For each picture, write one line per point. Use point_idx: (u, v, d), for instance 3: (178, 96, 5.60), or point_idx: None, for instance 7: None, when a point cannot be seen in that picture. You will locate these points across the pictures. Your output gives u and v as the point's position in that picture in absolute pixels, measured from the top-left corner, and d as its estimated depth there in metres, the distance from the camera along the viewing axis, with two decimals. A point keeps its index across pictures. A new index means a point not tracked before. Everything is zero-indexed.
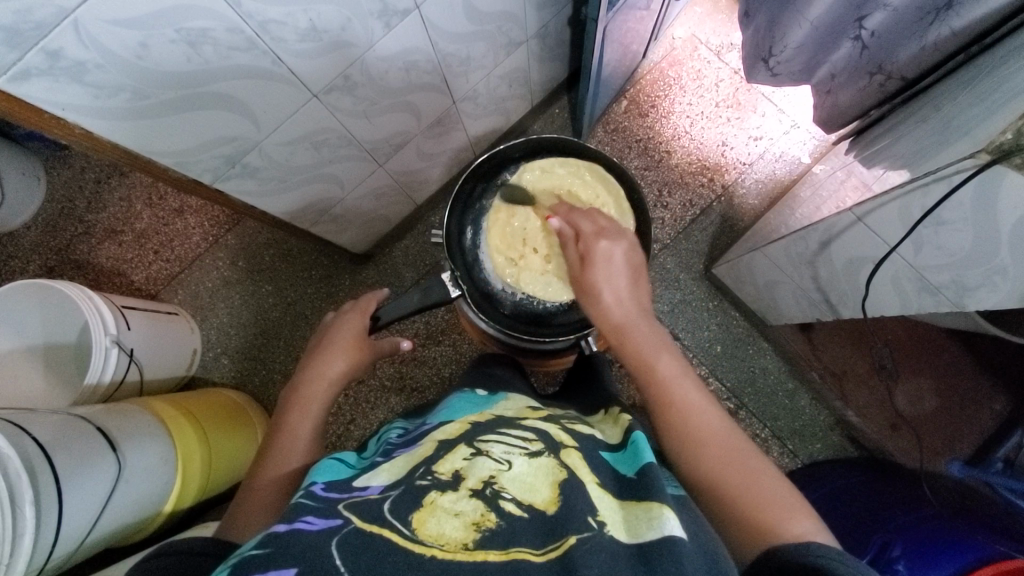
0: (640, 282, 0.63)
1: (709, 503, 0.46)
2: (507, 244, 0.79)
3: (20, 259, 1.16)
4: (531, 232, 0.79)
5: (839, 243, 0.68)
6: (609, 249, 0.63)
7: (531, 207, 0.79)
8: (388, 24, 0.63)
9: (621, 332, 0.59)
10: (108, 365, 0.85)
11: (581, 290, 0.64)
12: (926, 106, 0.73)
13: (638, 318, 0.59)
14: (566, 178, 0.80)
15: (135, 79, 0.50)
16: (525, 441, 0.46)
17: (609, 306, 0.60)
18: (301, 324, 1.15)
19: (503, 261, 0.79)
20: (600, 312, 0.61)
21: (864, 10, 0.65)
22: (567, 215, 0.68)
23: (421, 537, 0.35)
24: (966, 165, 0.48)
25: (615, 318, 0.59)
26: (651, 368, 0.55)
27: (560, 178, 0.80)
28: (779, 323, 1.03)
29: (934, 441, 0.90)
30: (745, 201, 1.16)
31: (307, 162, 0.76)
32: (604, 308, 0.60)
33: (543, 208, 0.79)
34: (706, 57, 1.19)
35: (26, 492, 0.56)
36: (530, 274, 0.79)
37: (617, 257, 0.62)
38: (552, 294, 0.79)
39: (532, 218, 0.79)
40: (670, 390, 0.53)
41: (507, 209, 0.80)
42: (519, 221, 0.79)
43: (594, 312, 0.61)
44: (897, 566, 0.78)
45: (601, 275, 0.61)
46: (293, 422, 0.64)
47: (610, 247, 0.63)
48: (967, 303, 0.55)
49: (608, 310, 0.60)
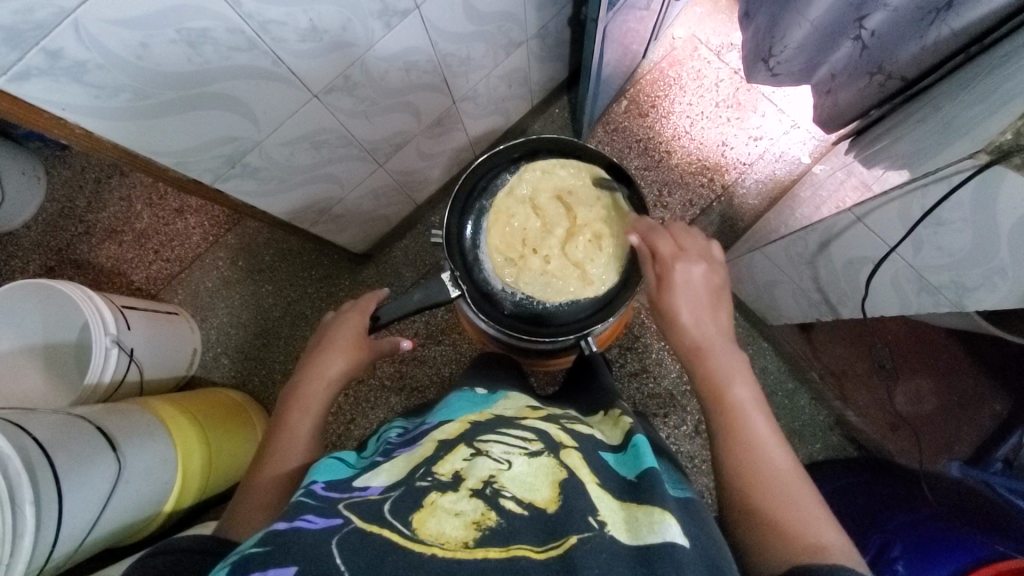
0: (719, 304, 0.62)
1: (749, 523, 0.45)
2: (507, 244, 0.79)
3: (20, 259, 1.16)
4: (530, 233, 0.79)
5: (839, 243, 0.68)
6: (688, 271, 0.62)
7: (531, 207, 0.79)
8: (389, 24, 0.63)
9: (697, 353, 0.58)
10: (109, 365, 0.85)
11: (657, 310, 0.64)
12: (927, 106, 0.73)
13: (719, 340, 0.58)
14: (568, 180, 0.80)
15: (136, 79, 0.50)
16: (525, 442, 0.46)
17: (686, 328, 0.60)
18: (301, 324, 1.15)
19: (502, 261, 0.79)
20: (677, 332, 0.60)
21: (864, 10, 0.65)
22: (646, 233, 0.68)
23: (421, 537, 0.35)
24: (966, 165, 0.48)
25: (693, 338, 0.59)
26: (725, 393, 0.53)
27: (562, 180, 0.80)
28: (779, 323, 1.03)
29: (934, 440, 0.92)
30: (745, 201, 1.16)
31: (307, 162, 0.76)
32: (682, 328, 0.60)
33: (544, 208, 0.79)
34: (706, 57, 1.19)
35: (25, 491, 0.56)
36: (529, 274, 0.78)
37: (697, 278, 0.62)
38: (551, 294, 0.78)
39: (532, 219, 0.79)
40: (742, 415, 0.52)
41: (507, 208, 0.79)
42: (518, 221, 0.79)
43: (671, 332, 0.61)
44: (897, 565, 0.77)
45: (681, 298, 0.61)
46: (293, 422, 0.64)
47: (687, 268, 0.62)
48: (968, 303, 0.55)
49: (685, 330, 0.59)
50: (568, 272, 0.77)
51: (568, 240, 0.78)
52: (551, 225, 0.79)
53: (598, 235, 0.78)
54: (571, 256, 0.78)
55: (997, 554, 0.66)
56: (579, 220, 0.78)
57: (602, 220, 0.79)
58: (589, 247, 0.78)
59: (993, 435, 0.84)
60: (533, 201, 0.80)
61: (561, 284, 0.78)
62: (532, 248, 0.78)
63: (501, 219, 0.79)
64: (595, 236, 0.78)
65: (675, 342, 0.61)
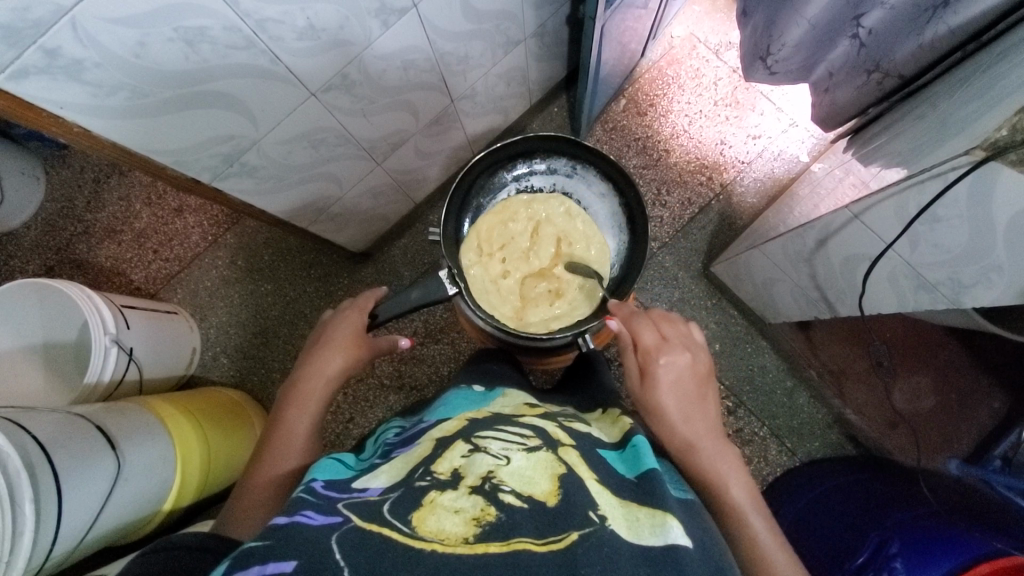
0: (704, 394, 0.63)
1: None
2: (490, 237, 0.81)
3: (20, 259, 1.16)
4: (513, 250, 0.81)
5: (837, 240, 0.68)
6: (671, 363, 0.63)
7: (533, 225, 0.82)
8: (387, 22, 0.64)
9: (691, 455, 0.58)
10: (108, 364, 0.85)
11: (642, 405, 0.63)
12: (925, 103, 0.73)
13: (708, 436, 0.59)
14: (579, 232, 0.82)
15: (133, 79, 0.50)
16: (524, 438, 0.46)
17: (677, 426, 0.59)
18: (301, 323, 1.16)
19: (473, 245, 0.81)
20: (666, 432, 0.60)
21: (862, 8, 0.65)
22: (628, 319, 0.67)
23: (421, 534, 0.35)
24: (961, 162, 0.49)
25: (684, 437, 0.59)
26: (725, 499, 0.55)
27: (573, 229, 0.82)
28: (778, 321, 1.03)
29: (932, 438, 0.91)
30: (743, 199, 1.16)
31: (306, 161, 0.76)
32: (671, 428, 0.60)
33: (542, 237, 0.82)
34: (705, 56, 1.20)
35: (25, 490, 0.56)
36: (480, 270, 0.80)
37: (681, 369, 0.63)
38: (480, 299, 0.78)
39: (524, 235, 0.82)
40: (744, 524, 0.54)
41: (514, 211, 0.82)
42: (514, 228, 0.82)
43: (659, 431, 0.61)
44: (895, 563, 0.78)
45: (666, 394, 0.61)
46: (292, 421, 0.64)
47: (671, 360, 0.63)
48: (965, 299, 0.55)
49: (676, 430, 0.59)
50: (511, 305, 0.79)
51: (534, 278, 0.80)
52: (534, 254, 0.81)
53: (561, 294, 0.80)
54: (527, 294, 0.80)
55: (995, 551, 0.67)
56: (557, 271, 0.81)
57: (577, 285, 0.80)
58: (546, 296, 0.80)
59: (990, 435, 0.81)
60: (537, 226, 0.82)
61: (500, 307, 0.79)
62: (503, 266, 0.80)
63: (501, 215, 0.82)
64: (558, 290, 0.80)
65: (662, 442, 0.60)
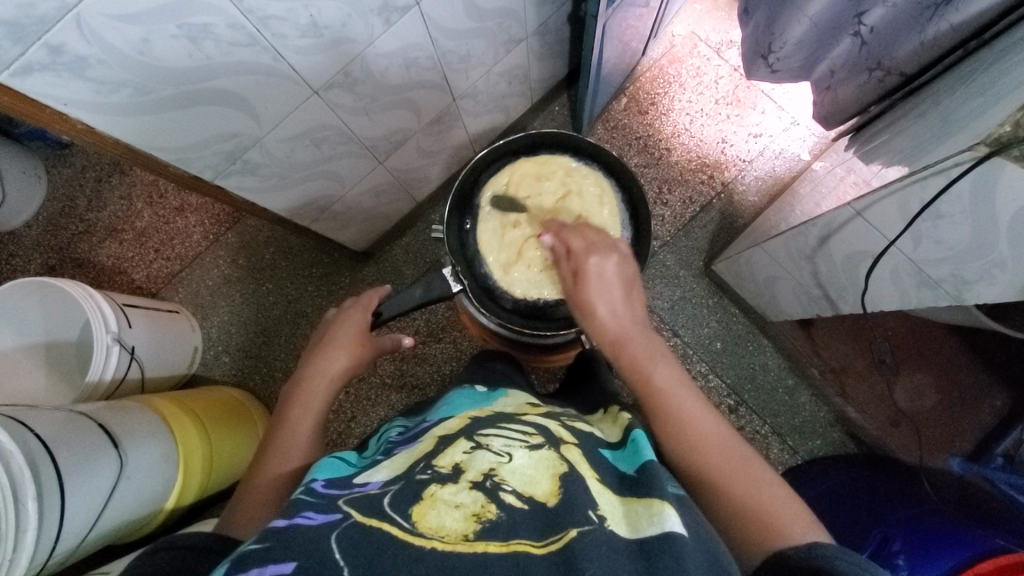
0: (634, 293, 0.62)
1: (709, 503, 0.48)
2: (517, 184, 0.79)
3: (21, 258, 1.16)
4: (536, 206, 0.78)
5: (839, 237, 0.68)
6: (600, 265, 0.62)
7: (564, 192, 0.78)
8: (389, 20, 0.64)
9: (619, 344, 0.59)
10: (109, 364, 0.85)
11: (574, 305, 0.63)
12: (926, 101, 0.73)
13: (635, 327, 0.60)
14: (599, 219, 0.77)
15: (137, 76, 0.50)
16: (525, 435, 0.46)
17: (604, 320, 0.60)
18: (302, 322, 1.16)
19: (499, 189, 0.80)
20: (596, 328, 0.61)
21: (864, 6, 0.65)
22: (558, 232, 0.67)
23: (421, 530, 0.35)
24: (965, 157, 0.48)
25: (612, 331, 0.60)
26: (650, 382, 0.55)
27: (596, 213, 0.77)
28: (779, 318, 1.03)
29: (935, 437, 0.92)
30: (745, 198, 1.16)
31: (307, 159, 0.76)
32: (601, 323, 0.60)
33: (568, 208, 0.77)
34: (706, 54, 1.20)
35: (28, 488, 0.56)
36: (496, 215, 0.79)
37: (610, 271, 0.62)
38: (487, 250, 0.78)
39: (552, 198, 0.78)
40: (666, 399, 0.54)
41: (553, 169, 0.80)
42: (545, 186, 0.79)
43: (591, 327, 0.61)
44: (897, 560, 0.76)
45: (595, 293, 0.61)
46: (295, 420, 0.64)
47: (599, 262, 0.62)
48: (968, 296, 0.55)
49: (603, 325, 0.60)
50: (503, 254, 0.77)
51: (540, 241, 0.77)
52: (553, 216, 0.77)
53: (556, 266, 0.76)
54: (524, 252, 0.77)
55: (996, 548, 0.67)
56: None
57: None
58: (540, 260, 0.76)
59: (993, 432, 0.83)
60: (564, 195, 0.78)
61: (494, 252, 0.77)
62: (518, 215, 0.78)
63: (540, 168, 0.80)
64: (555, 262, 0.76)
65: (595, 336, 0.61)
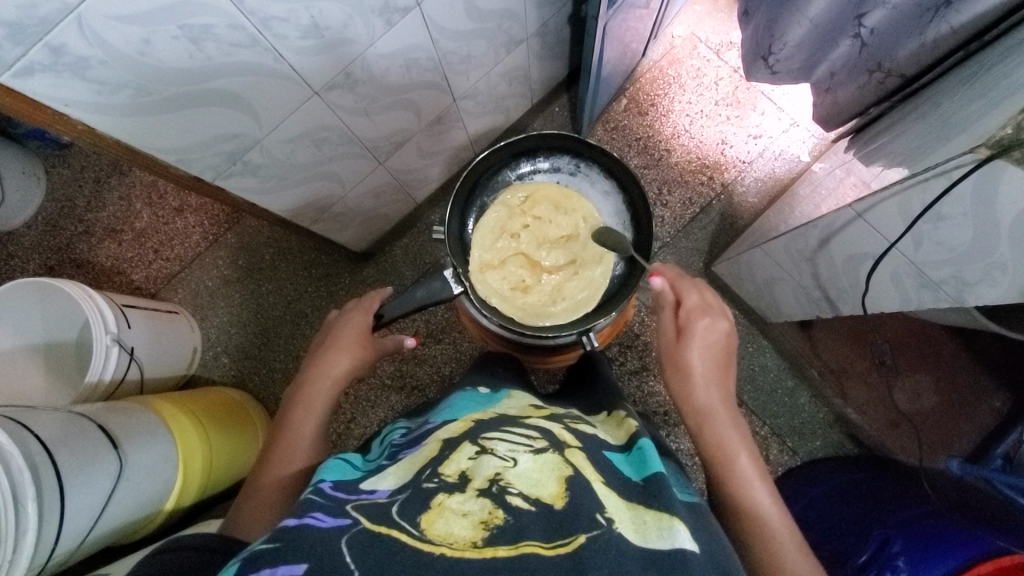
0: (727, 367, 0.66)
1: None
2: (531, 200, 0.81)
3: (20, 258, 1.16)
4: (540, 229, 0.80)
5: (839, 239, 0.68)
6: (709, 328, 0.65)
7: (573, 233, 0.80)
8: (390, 21, 0.64)
9: (704, 416, 0.62)
10: (109, 365, 0.84)
11: (670, 362, 0.66)
12: (926, 103, 0.73)
13: (723, 403, 0.63)
14: (592, 277, 0.78)
15: (138, 76, 0.50)
16: (530, 439, 0.46)
17: (697, 388, 0.63)
18: (302, 323, 1.15)
19: (515, 198, 0.81)
20: (685, 392, 0.64)
21: (864, 8, 0.65)
22: (675, 279, 0.69)
23: (430, 537, 0.35)
24: (965, 160, 0.48)
25: (702, 400, 0.63)
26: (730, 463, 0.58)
27: (590, 270, 0.79)
28: (779, 320, 1.03)
29: (932, 441, 0.93)
30: (745, 199, 1.16)
31: (308, 160, 0.76)
32: (692, 389, 0.63)
33: (569, 251, 0.80)
34: (706, 56, 1.20)
35: (28, 489, 0.56)
36: (505, 218, 0.80)
37: (716, 337, 0.65)
38: (481, 247, 0.79)
39: (558, 233, 0.80)
40: (745, 491, 0.57)
41: (572, 207, 0.81)
42: (558, 220, 0.81)
43: (680, 390, 0.64)
44: (897, 562, 0.76)
45: (697, 356, 0.64)
46: (297, 422, 0.64)
47: (708, 327, 0.65)
48: (968, 298, 0.56)
49: (696, 391, 0.63)
50: (487, 256, 0.79)
51: (524, 261, 0.80)
52: (549, 247, 0.80)
53: (524, 291, 0.78)
54: (506, 265, 0.79)
55: (996, 549, 0.67)
56: (546, 275, 0.79)
57: (541, 297, 0.78)
58: (515, 280, 0.79)
59: (996, 429, 0.88)
60: (569, 238, 0.80)
61: (480, 249, 0.79)
62: (519, 229, 0.80)
63: (561, 200, 0.81)
64: (526, 286, 0.78)
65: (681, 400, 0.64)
